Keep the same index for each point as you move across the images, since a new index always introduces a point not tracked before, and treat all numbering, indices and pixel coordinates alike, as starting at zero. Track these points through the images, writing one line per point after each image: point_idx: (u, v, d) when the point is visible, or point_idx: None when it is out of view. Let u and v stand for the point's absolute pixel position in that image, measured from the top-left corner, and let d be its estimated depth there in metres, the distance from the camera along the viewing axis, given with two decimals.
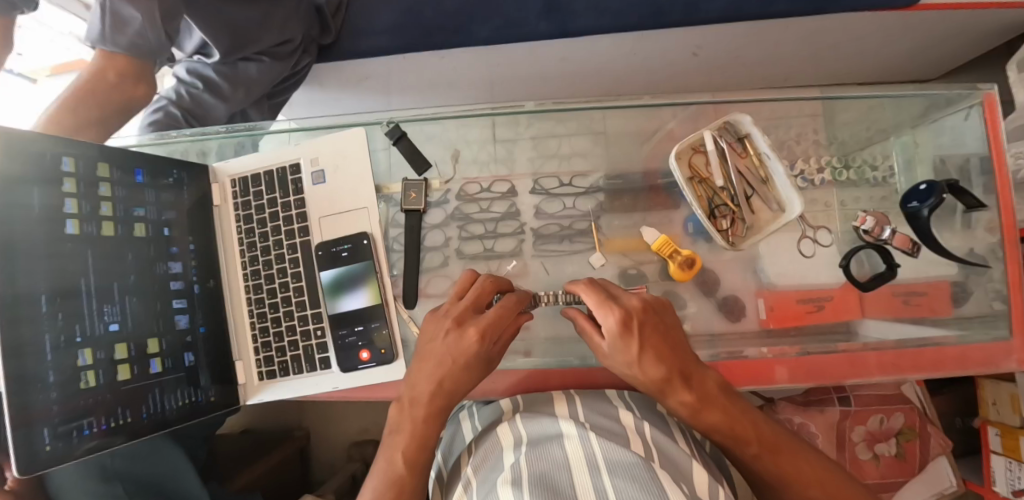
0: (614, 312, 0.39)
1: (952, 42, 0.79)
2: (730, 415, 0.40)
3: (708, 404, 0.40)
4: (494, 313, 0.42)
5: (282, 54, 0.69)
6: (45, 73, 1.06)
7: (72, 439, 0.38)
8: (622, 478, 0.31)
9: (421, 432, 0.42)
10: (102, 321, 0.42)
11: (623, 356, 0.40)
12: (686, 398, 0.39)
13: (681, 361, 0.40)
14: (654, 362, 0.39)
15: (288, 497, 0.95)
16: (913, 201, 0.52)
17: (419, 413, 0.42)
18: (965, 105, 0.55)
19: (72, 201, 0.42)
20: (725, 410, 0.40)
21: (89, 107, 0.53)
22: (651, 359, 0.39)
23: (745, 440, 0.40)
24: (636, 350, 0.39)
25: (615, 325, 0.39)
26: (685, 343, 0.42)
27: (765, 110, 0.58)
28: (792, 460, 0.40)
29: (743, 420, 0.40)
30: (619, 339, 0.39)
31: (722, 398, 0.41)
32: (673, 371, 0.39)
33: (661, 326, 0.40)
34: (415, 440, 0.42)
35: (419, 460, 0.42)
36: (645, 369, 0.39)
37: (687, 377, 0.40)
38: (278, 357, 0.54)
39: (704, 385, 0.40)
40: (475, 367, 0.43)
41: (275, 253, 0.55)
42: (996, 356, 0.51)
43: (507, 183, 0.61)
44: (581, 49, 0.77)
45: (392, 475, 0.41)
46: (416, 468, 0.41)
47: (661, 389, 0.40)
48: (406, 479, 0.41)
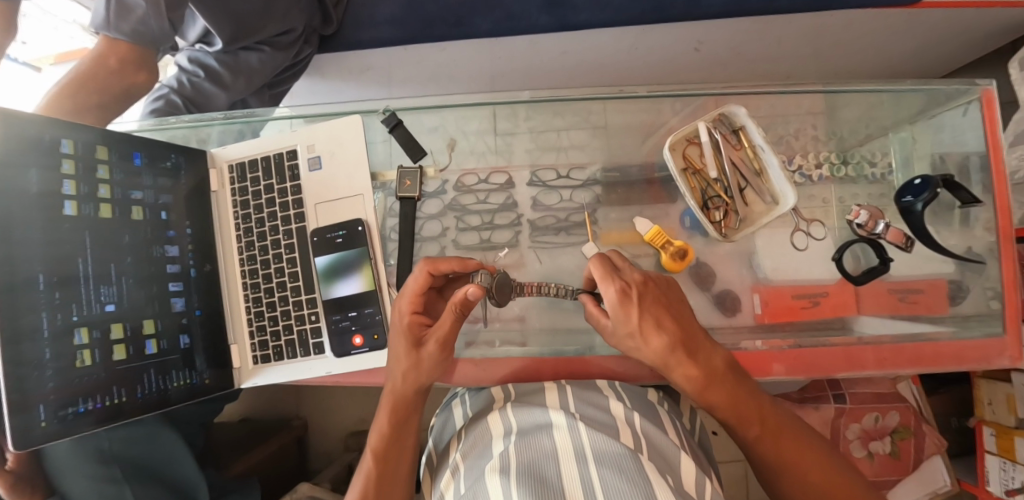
0: (614, 283, 0.39)
1: (956, 41, 0.79)
2: (733, 396, 0.40)
3: (714, 382, 0.40)
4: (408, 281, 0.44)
5: (282, 44, 0.70)
6: (49, 62, 1.07)
7: (67, 416, 0.39)
8: (609, 469, 0.31)
9: (385, 425, 0.45)
10: (98, 302, 0.43)
11: (626, 328, 0.39)
12: (693, 375, 0.39)
13: (685, 334, 0.39)
14: (657, 332, 0.38)
15: (286, 484, 0.96)
16: (907, 195, 0.51)
17: (385, 406, 0.46)
18: (963, 101, 0.55)
19: (70, 183, 0.43)
20: (731, 391, 0.40)
21: (90, 91, 0.54)
22: (652, 331, 0.38)
23: (747, 422, 0.40)
24: (636, 321, 0.38)
25: (616, 296, 0.38)
26: (690, 318, 0.41)
27: (764, 104, 0.58)
28: (794, 448, 0.40)
29: (746, 402, 0.40)
30: (619, 310, 0.38)
31: (731, 380, 0.40)
32: (676, 343, 0.38)
33: (662, 298, 0.40)
34: (382, 433, 0.45)
35: (385, 452, 0.45)
36: (648, 341, 0.38)
37: (694, 352, 0.39)
38: (272, 342, 0.55)
39: (711, 363, 0.40)
40: (401, 343, 0.44)
41: (271, 239, 0.56)
42: (990, 353, 0.51)
43: (504, 174, 0.61)
44: (582, 43, 0.77)
45: (366, 465, 0.45)
46: (380, 459, 0.45)
47: (665, 362, 0.39)
48: (373, 469, 0.44)
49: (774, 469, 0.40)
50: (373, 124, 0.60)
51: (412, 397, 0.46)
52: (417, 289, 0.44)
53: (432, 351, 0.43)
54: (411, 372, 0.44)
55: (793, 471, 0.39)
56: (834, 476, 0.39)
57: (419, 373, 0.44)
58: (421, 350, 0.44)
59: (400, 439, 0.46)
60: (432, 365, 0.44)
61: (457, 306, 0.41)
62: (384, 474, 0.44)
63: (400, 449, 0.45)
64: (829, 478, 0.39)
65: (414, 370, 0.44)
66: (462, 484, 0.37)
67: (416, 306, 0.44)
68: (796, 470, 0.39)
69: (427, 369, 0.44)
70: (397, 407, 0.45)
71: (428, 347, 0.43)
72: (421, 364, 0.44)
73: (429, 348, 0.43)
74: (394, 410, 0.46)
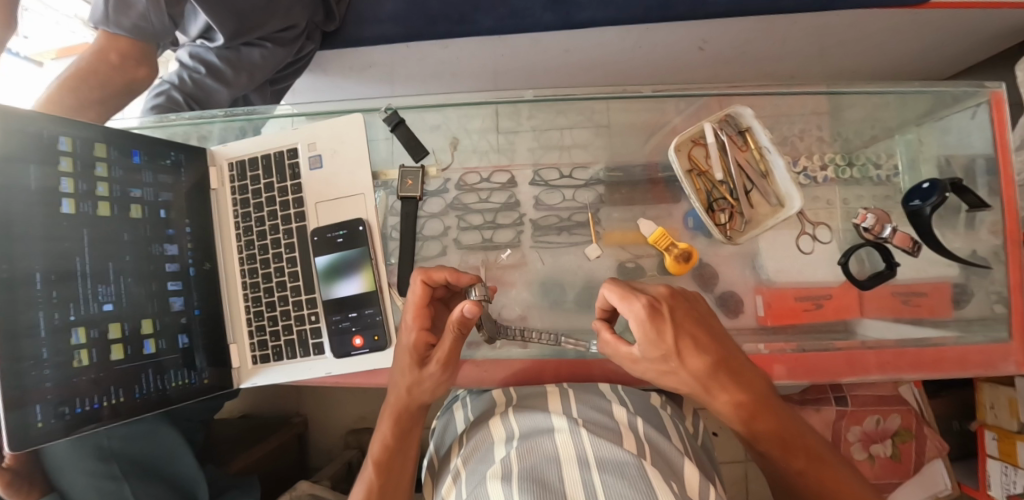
0: (641, 301, 0.36)
1: (964, 42, 0.78)
2: (779, 423, 0.39)
3: (754, 402, 0.38)
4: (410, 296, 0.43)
5: (285, 40, 0.69)
6: (51, 56, 1.06)
7: (64, 416, 0.39)
8: (612, 474, 0.31)
9: (388, 434, 0.45)
10: (96, 301, 0.43)
11: (658, 351, 0.36)
12: (737, 397, 0.37)
13: (719, 349, 0.37)
14: (695, 351, 0.35)
15: (288, 481, 0.97)
16: (914, 199, 0.51)
17: (387, 415, 0.46)
18: (972, 103, 0.54)
19: (68, 181, 0.42)
20: (771, 413, 0.39)
21: (89, 87, 0.54)
22: (688, 350, 0.35)
23: (793, 453, 0.39)
24: (670, 341, 0.35)
25: (645, 313, 0.35)
26: (722, 332, 0.39)
27: (769, 105, 0.58)
28: (833, 480, 0.39)
29: (777, 417, 0.39)
30: (650, 331, 0.35)
31: (765, 396, 0.39)
32: (715, 363, 0.36)
33: (691, 313, 0.37)
34: (385, 443, 0.45)
35: (388, 461, 0.45)
36: (686, 361, 0.35)
37: (734, 372, 0.37)
38: (272, 342, 0.55)
39: (748, 380, 0.38)
40: (405, 359, 0.44)
41: (271, 238, 0.55)
42: (994, 358, 0.50)
43: (506, 173, 0.61)
44: (586, 41, 0.77)
45: (368, 474, 0.45)
46: (382, 467, 0.45)
47: (706, 385, 0.37)
48: (374, 478, 0.44)
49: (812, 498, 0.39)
50: (375, 122, 0.60)
51: (416, 407, 0.45)
52: (421, 303, 0.43)
53: (435, 371, 0.43)
54: (415, 391, 0.44)
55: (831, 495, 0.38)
56: (850, 489, 0.38)
57: (422, 390, 0.44)
58: (425, 369, 0.44)
59: (403, 446, 0.46)
60: (436, 383, 0.44)
61: (456, 327, 0.40)
62: (386, 482, 0.44)
63: (403, 456, 0.45)
64: None
65: (418, 387, 0.44)
66: (464, 489, 0.36)
67: (421, 321, 0.44)
68: (813, 482, 0.39)
69: (430, 387, 0.44)
70: (399, 416, 0.45)
71: (432, 367, 0.43)
72: (426, 381, 0.44)
73: (432, 369, 0.43)
74: (397, 419, 0.45)
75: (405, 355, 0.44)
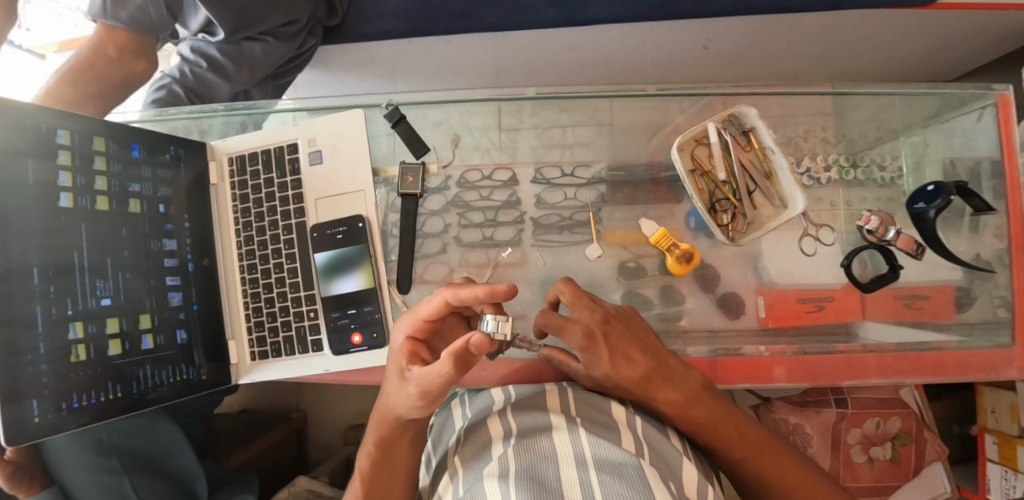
0: (576, 328, 0.44)
1: (972, 44, 0.77)
2: (717, 414, 0.44)
3: (693, 400, 0.43)
4: (422, 304, 0.40)
5: (286, 35, 0.69)
6: (52, 49, 1.05)
7: (61, 411, 0.39)
8: (610, 475, 0.31)
9: (370, 448, 0.45)
10: (94, 296, 0.43)
11: (597, 366, 0.44)
12: (672, 397, 0.43)
13: (650, 360, 0.44)
14: (626, 365, 0.43)
15: (286, 476, 0.97)
16: (919, 201, 0.50)
17: (372, 429, 0.46)
18: (978, 105, 0.54)
19: (66, 174, 0.42)
20: (708, 407, 0.44)
21: (88, 80, 0.54)
22: (623, 366, 0.43)
23: (731, 442, 0.43)
24: (605, 359, 0.43)
25: (580, 337, 0.44)
26: (654, 344, 0.47)
27: (773, 105, 0.57)
28: (775, 463, 0.43)
29: (716, 412, 0.44)
30: (587, 353, 0.44)
31: (700, 392, 0.45)
32: (647, 372, 0.43)
33: (624, 332, 0.45)
34: (369, 456, 0.46)
35: (372, 475, 0.45)
36: (619, 373, 0.43)
37: (668, 376, 0.44)
38: (270, 337, 0.54)
39: (684, 381, 0.45)
40: (392, 367, 0.40)
41: (270, 234, 0.55)
42: (997, 363, 0.50)
43: (508, 171, 0.60)
44: (589, 38, 0.76)
45: (357, 485, 0.47)
46: (366, 480, 0.45)
47: (644, 389, 0.43)
48: (360, 489, 0.46)
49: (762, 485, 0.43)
50: (376, 118, 0.59)
51: (393, 425, 0.44)
52: (432, 314, 0.39)
53: (411, 394, 0.37)
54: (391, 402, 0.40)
55: (770, 479, 0.42)
56: (792, 473, 0.43)
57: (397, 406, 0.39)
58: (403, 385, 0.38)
59: (386, 461, 0.45)
60: (409, 406, 0.38)
61: (448, 360, 0.33)
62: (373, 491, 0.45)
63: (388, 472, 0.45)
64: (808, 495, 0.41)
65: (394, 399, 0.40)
66: (460, 487, 0.36)
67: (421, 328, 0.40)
68: (759, 468, 0.43)
69: (403, 406, 0.39)
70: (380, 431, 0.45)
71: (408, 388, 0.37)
72: (401, 398, 0.39)
73: (408, 390, 0.37)
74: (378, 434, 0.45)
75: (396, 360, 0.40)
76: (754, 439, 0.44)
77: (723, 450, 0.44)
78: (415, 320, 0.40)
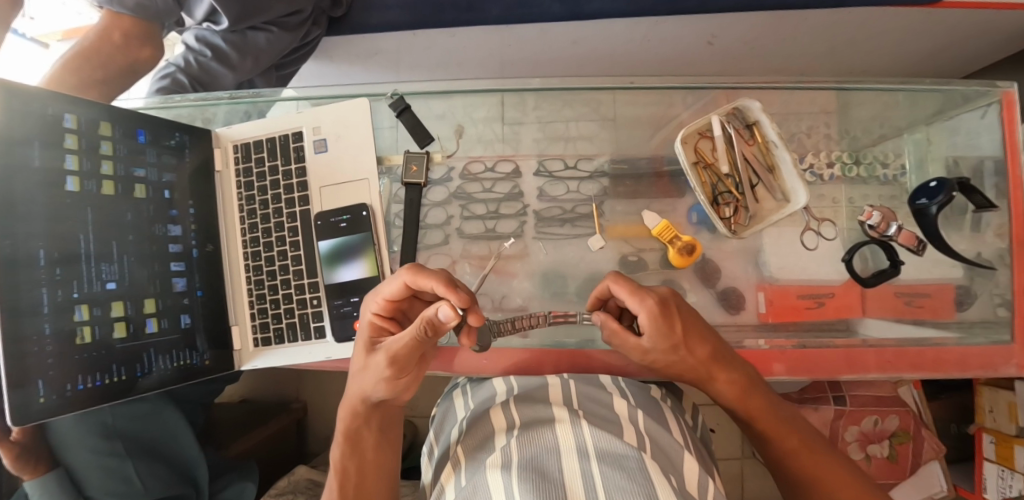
0: (651, 299, 0.40)
1: (975, 44, 0.77)
2: (767, 407, 0.45)
3: (750, 389, 0.45)
4: (385, 285, 0.41)
5: (290, 25, 0.69)
6: (56, 38, 1.06)
7: (65, 392, 0.39)
8: (610, 466, 0.31)
9: (340, 436, 0.45)
10: (100, 280, 0.43)
11: (664, 343, 0.41)
12: (731, 383, 0.44)
13: (713, 342, 0.44)
14: (693, 342, 0.43)
15: (285, 465, 0.98)
16: (921, 197, 0.51)
17: (341, 415, 0.45)
18: (983, 102, 0.53)
19: (73, 158, 0.42)
20: (761, 397, 0.45)
21: (93, 66, 0.54)
22: (688, 343, 0.42)
23: (775, 435, 0.44)
24: (678, 334, 0.41)
25: (655, 309, 0.40)
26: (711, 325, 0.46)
27: (776, 99, 0.57)
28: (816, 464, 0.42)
29: (763, 400, 0.45)
30: (662, 326, 0.41)
31: (756, 382, 0.46)
32: (710, 354, 0.44)
33: (689, 310, 0.44)
34: (340, 447, 0.45)
35: (344, 465, 0.44)
36: (689, 351, 0.42)
37: (727, 361, 0.44)
38: (273, 324, 0.55)
39: (741, 368, 0.45)
40: (362, 341, 0.43)
41: (275, 221, 0.55)
42: (996, 361, 0.50)
43: (511, 163, 0.60)
44: (593, 33, 0.76)
45: (332, 478, 0.45)
46: (340, 471, 0.44)
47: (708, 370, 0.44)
48: (335, 482, 0.44)
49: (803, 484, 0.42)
50: (381, 108, 0.60)
51: (362, 408, 0.44)
52: (394, 294, 0.40)
53: (376, 363, 0.40)
54: (359, 378, 0.43)
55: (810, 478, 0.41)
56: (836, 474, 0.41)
57: (364, 380, 0.42)
58: (371, 357, 0.41)
59: (357, 448, 0.45)
60: (376, 378, 0.41)
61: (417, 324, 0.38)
62: (346, 484, 0.44)
63: (359, 462, 0.44)
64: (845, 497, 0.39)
65: (361, 376, 0.42)
66: (463, 476, 0.37)
67: (386, 308, 0.42)
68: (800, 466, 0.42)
69: (370, 378, 0.41)
70: (349, 415, 0.44)
71: (376, 357, 0.40)
72: (368, 371, 0.41)
73: (375, 359, 0.40)
74: (349, 417, 0.45)
75: (366, 333, 0.43)
76: (795, 436, 0.44)
77: (768, 437, 0.45)
78: (377, 298, 0.41)
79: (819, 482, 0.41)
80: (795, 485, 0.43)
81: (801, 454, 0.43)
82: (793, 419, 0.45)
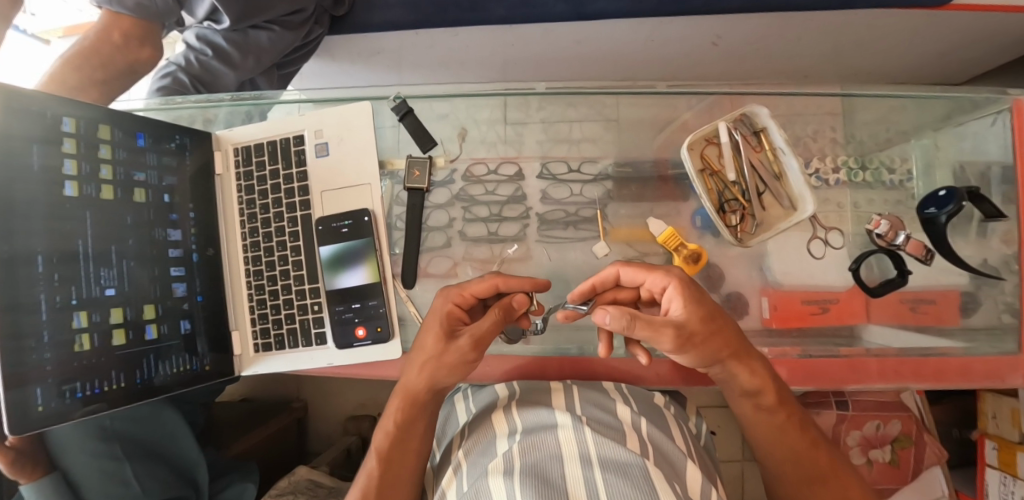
0: (675, 268, 0.41)
1: (984, 47, 0.76)
2: (783, 407, 0.44)
3: (771, 386, 0.43)
4: (472, 281, 0.46)
5: (292, 24, 0.68)
6: (57, 34, 1.06)
7: (64, 399, 0.39)
8: (614, 474, 0.31)
9: (392, 424, 0.45)
10: (99, 285, 0.43)
11: (699, 307, 0.39)
12: (754, 379, 0.42)
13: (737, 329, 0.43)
14: (725, 316, 0.41)
15: (286, 464, 0.98)
16: (930, 206, 0.50)
17: (395, 404, 0.46)
18: (992, 110, 0.53)
19: (71, 162, 0.42)
20: (779, 396, 0.43)
21: (93, 67, 0.53)
22: (719, 315, 0.41)
23: (788, 433, 0.44)
24: (708, 298, 0.40)
25: (683, 273, 0.41)
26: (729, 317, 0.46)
27: (782, 104, 0.57)
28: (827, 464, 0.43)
29: (783, 391, 0.44)
30: (693, 290, 0.40)
31: (776, 382, 0.44)
32: (738, 336, 0.42)
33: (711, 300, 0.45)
34: (388, 435, 0.45)
35: (389, 453, 0.45)
36: (723, 324, 0.40)
37: (751, 355, 0.42)
38: (273, 330, 0.54)
39: (763, 364, 0.43)
40: (437, 328, 0.44)
41: (275, 226, 0.55)
42: (1003, 370, 0.49)
43: (514, 165, 0.60)
44: (596, 32, 0.75)
45: (369, 465, 0.46)
46: (383, 458, 0.45)
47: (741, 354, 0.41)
48: (376, 468, 0.45)
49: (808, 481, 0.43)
50: (383, 110, 0.59)
51: (423, 397, 0.45)
52: (480, 290, 0.46)
53: (461, 347, 0.43)
54: (431, 365, 0.43)
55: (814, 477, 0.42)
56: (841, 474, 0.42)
57: (440, 365, 0.43)
58: (450, 343, 0.43)
59: (404, 439, 0.45)
60: (459, 360, 0.43)
61: (501, 309, 0.44)
62: (388, 471, 0.45)
63: (403, 452, 0.46)
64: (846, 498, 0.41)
65: (435, 362, 0.43)
66: (465, 481, 0.37)
67: (465, 303, 0.46)
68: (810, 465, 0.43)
69: (447, 364, 0.43)
70: (406, 404, 0.45)
71: (459, 341, 0.43)
72: (450, 354, 0.43)
73: (461, 342, 0.42)
74: (403, 407, 0.45)
75: (443, 320, 0.44)
76: (811, 431, 0.44)
77: (786, 429, 0.44)
78: (462, 291, 0.46)
79: (838, 478, 0.42)
80: (811, 482, 0.42)
81: (818, 450, 0.43)
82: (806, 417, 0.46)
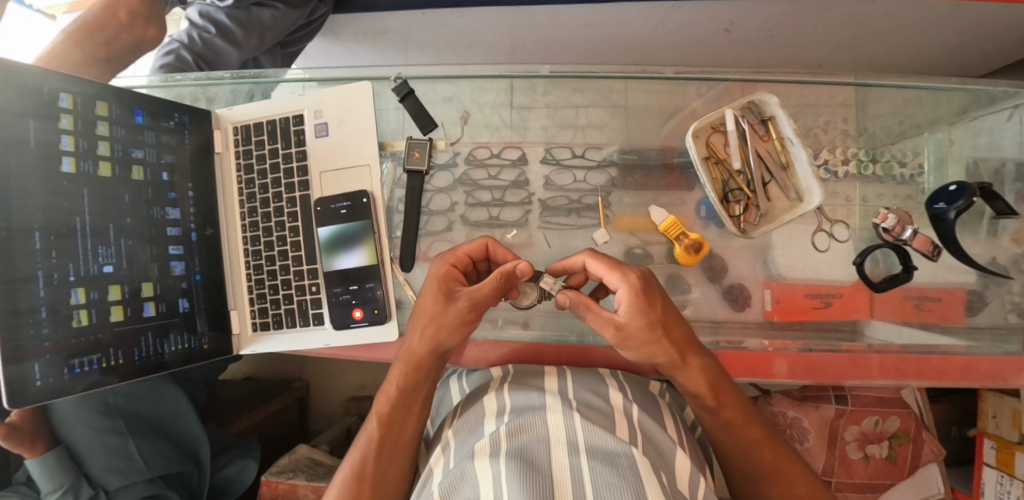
0: (633, 272, 0.41)
1: (1008, 40, 0.74)
2: (738, 406, 0.45)
3: (717, 386, 0.44)
4: (465, 243, 0.48)
5: (296, 2, 0.67)
6: (63, 10, 1.05)
7: (63, 376, 0.39)
8: (601, 462, 0.31)
9: (395, 388, 0.46)
10: (96, 263, 0.43)
11: (644, 317, 0.40)
12: (697, 376, 0.44)
13: (686, 328, 0.44)
14: (677, 321, 0.42)
15: (287, 442, 1.00)
16: (940, 201, 0.49)
17: (398, 367, 0.47)
18: (1010, 104, 0.52)
19: (69, 138, 0.42)
20: (732, 394, 0.45)
21: (95, 45, 0.53)
22: (668, 320, 0.42)
23: (738, 427, 0.45)
24: (659, 307, 0.41)
25: (643, 278, 0.41)
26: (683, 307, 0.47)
27: (794, 93, 0.55)
28: (774, 459, 0.44)
29: (729, 391, 0.45)
30: (642, 300, 0.41)
31: (721, 381, 0.45)
32: (685, 339, 0.43)
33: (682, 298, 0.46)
34: (390, 399, 0.46)
35: (389, 418, 0.46)
36: (671, 331, 0.42)
37: (687, 359, 0.43)
38: (272, 309, 0.55)
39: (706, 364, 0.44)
40: (434, 289, 0.45)
41: (275, 205, 0.55)
42: (1005, 370, 0.49)
43: (518, 150, 0.59)
44: (606, 15, 0.73)
45: (370, 428, 0.47)
46: (384, 423, 0.46)
47: (682, 357, 0.43)
48: (377, 431, 0.46)
49: (755, 474, 0.45)
50: (384, 91, 0.58)
51: (426, 361, 0.46)
52: (472, 251, 0.47)
53: (461, 309, 0.44)
54: (433, 326, 0.45)
55: (763, 469, 0.44)
56: (791, 467, 0.44)
57: (441, 326, 0.45)
58: (449, 304, 0.45)
59: (408, 403, 0.46)
60: (454, 324, 0.45)
61: (501, 276, 0.43)
62: (386, 437, 0.46)
63: (405, 415, 0.46)
64: (789, 478, 0.44)
65: (436, 323, 0.45)
66: (452, 460, 0.38)
67: (460, 264, 0.47)
68: (763, 457, 0.44)
69: (448, 325, 0.45)
70: (408, 370, 0.46)
71: (458, 303, 0.44)
72: (445, 317, 0.44)
73: (459, 304, 0.44)
74: (407, 371, 0.46)
75: (439, 283, 0.45)
76: (757, 430, 0.45)
77: (732, 428, 0.45)
78: (454, 254, 0.47)
79: (782, 473, 0.44)
80: (757, 474, 0.44)
81: (763, 448, 0.45)
82: (756, 414, 0.47)
